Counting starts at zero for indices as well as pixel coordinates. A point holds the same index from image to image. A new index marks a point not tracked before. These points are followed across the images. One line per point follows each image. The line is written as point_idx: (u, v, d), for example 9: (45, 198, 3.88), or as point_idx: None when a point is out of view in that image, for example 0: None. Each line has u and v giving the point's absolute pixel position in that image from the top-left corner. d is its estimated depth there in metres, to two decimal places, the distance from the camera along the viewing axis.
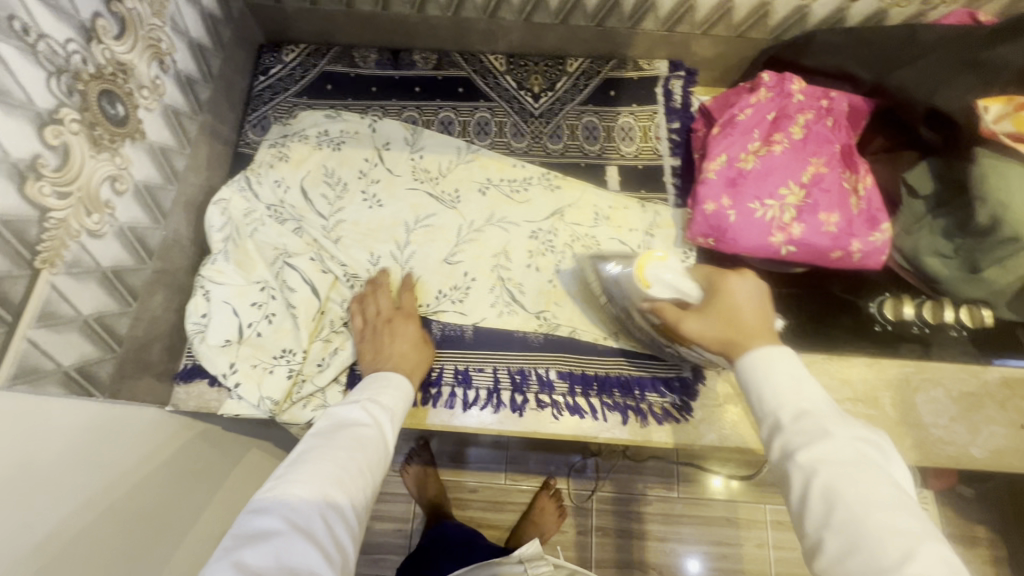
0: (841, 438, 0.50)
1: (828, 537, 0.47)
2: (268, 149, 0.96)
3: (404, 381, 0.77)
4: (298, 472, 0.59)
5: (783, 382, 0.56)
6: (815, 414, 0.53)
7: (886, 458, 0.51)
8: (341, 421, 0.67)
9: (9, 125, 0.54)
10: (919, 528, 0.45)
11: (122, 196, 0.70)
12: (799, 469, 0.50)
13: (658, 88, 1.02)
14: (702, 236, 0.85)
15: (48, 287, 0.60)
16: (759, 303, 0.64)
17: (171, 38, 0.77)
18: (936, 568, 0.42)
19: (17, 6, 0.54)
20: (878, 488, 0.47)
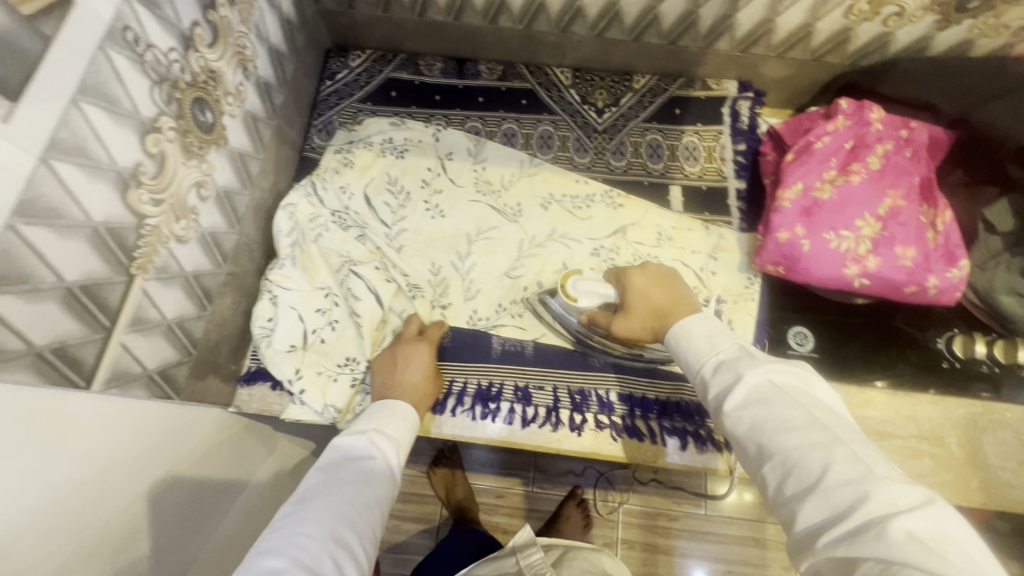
0: (753, 372, 0.57)
1: (769, 471, 0.52)
2: (334, 155, 0.96)
3: (410, 408, 0.76)
4: (305, 516, 0.56)
5: (701, 342, 0.65)
6: (728, 361, 0.61)
7: (803, 381, 0.57)
8: (347, 456, 0.66)
9: (118, 135, 0.55)
10: (833, 435, 0.50)
11: (205, 201, 0.71)
12: (731, 415, 0.57)
13: (725, 108, 1.01)
14: (772, 264, 0.83)
15: (140, 292, 0.61)
16: (656, 280, 0.78)
17: (254, 44, 0.78)
18: (852, 469, 0.47)
19: (131, 17, 0.54)
20: (792, 412, 0.53)
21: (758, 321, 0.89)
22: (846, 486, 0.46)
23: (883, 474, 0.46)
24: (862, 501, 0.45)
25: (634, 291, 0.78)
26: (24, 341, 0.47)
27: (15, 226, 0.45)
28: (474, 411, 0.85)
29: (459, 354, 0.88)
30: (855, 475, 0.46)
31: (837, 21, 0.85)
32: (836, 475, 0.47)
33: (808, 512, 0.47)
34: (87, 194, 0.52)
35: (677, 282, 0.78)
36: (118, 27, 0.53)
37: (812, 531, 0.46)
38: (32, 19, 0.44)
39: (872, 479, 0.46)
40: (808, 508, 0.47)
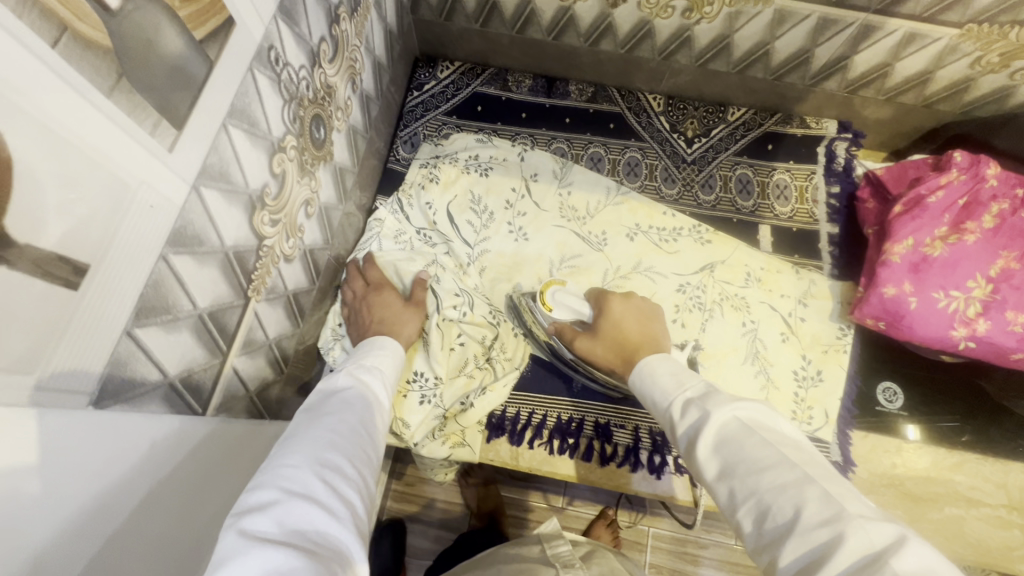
0: (719, 411, 0.55)
1: (747, 517, 0.48)
2: (419, 170, 0.94)
3: (391, 343, 0.72)
4: (286, 449, 0.50)
5: (665, 380, 0.64)
6: (695, 400, 0.58)
7: (768, 417, 0.55)
8: (327, 390, 0.60)
9: (254, 157, 0.53)
10: (802, 471, 0.47)
11: (310, 219, 0.69)
12: (703, 462, 0.54)
13: (821, 147, 0.98)
14: (872, 318, 0.81)
15: (252, 314, 0.59)
16: (632, 312, 0.77)
17: (363, 57, 0.76)
18: (826, 508, 0.44)
19: (276, 36, 0.52)
20: (763, 450, 0.50)
21: (849, 374, 0.86)
22: (822, 527, 0.43)
23: (857, 513, 0.43)
24: (840, 546, 0.41)
25: (608, 317, 0.77)
26: (160, 371, 0.46)
27: (167, 256, 0.43)
28: (552, 445, 0.83)
29: (540, 386, 0.86)
30: (829, 515, 0.43)
31: (961, 70, 0.82)
32: (810, 517, 0.44)
33: (793, 558, 0.43)
34: (222, 218, 0.50)
35: (654, 323, 0.77)
36: (265, 47, 0.51)
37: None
38: (202, 44, 0.42)
39: (847, 518, 0.43)
40: (790, 555, 0.44)
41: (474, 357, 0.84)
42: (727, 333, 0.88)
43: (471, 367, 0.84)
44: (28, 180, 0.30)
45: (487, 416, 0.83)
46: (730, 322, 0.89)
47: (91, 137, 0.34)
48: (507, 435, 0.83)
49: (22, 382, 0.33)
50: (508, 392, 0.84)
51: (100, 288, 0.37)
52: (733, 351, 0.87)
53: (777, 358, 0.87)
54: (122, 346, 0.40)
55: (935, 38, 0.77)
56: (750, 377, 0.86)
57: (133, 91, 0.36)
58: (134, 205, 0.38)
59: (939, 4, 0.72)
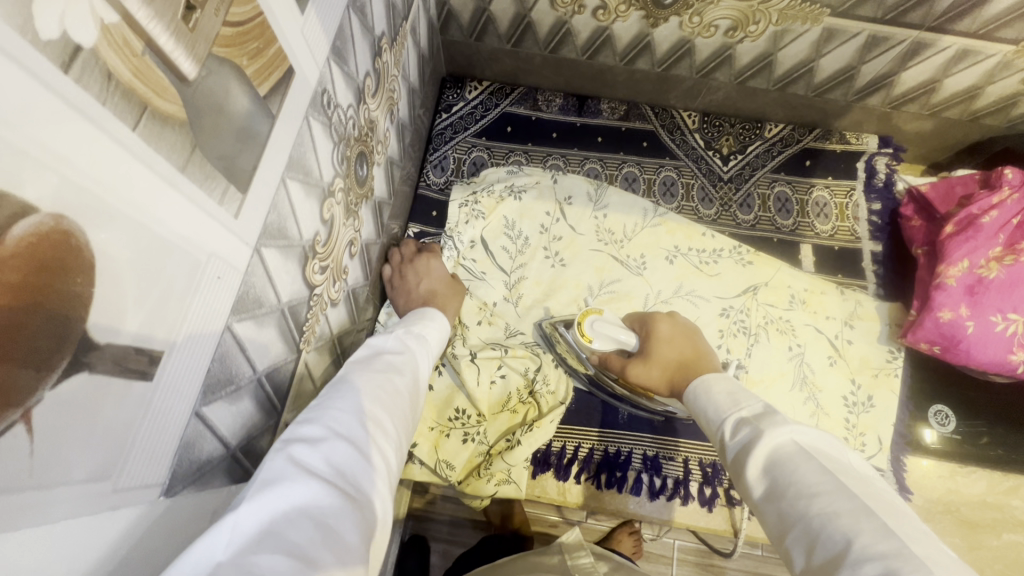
0: (774, 431, 0.48)
1: (793, 544, 0.42)
2: (461, 209, 0.89)
3: (438, 317, 0.70)
4: (337, 390, 0.48)
5: (721, 398, 0.56)
6: (751, 418, 0.51)
7: (835, 449, 0.47)
8: (375, 345, 0.57)
9: (308, 207, 0.50)
10: (863, 502, 0.41)
11: (353, 259, 0.67)
12: (750, 483, 0.47)
13: (860, 163, 0.96)
14: (926, 343, 0.79)
15: (302, 366, 0.57)
16: (681, 333, 0.72)
17: (400, 86, 0.73)
18: (885, 542, 0.37)
19: (329, 79, 0.50)
20: (821, 476, 0.43)
21: (900, 399, 0.84)
22: (877, 562, 0.36)
23: (925, 555, 0.36)
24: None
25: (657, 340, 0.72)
26: (223, 444, 0.43)
27: (231, 325, 0.41)
28: (599, 479, 0.81)
29: (584, 418, 0.84)
30: (888, 548, 0.37)
31: (1010, 86, 0.80)
32: (865, 549, 0.37)
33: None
34: (280, 277, 0.47)
35: (702, 340, 0.72)
36: (319, 92, 0.48)
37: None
38: (265, 100, 0.39)
39: (909, 556, 0.36)
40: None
41: (516, 391, 0.80)
42: (774, 358, 0.85)
43: (514, 402, 0.80)
44: (110, 278, 0.28)
45: (533, 452, 0.80)
46: (775, 346, 0.86)
47: (169, 217, 0.31)
48: (553, 470, 0.81)
49: (100, 490, 0.30)
50: (555, 428, 0.80)
51: (175, 366, 0.34)
52: (782, 377, 0.84)
53: (826, 383, 0.84)
54: (189, 428, 0.38)
55: (989, 55, 0.75)
56: (799, 404, 0.83)
57: (204, 161, 0.34)
58: (205, 277, 0.36)
59: (997, 21, 0.70)
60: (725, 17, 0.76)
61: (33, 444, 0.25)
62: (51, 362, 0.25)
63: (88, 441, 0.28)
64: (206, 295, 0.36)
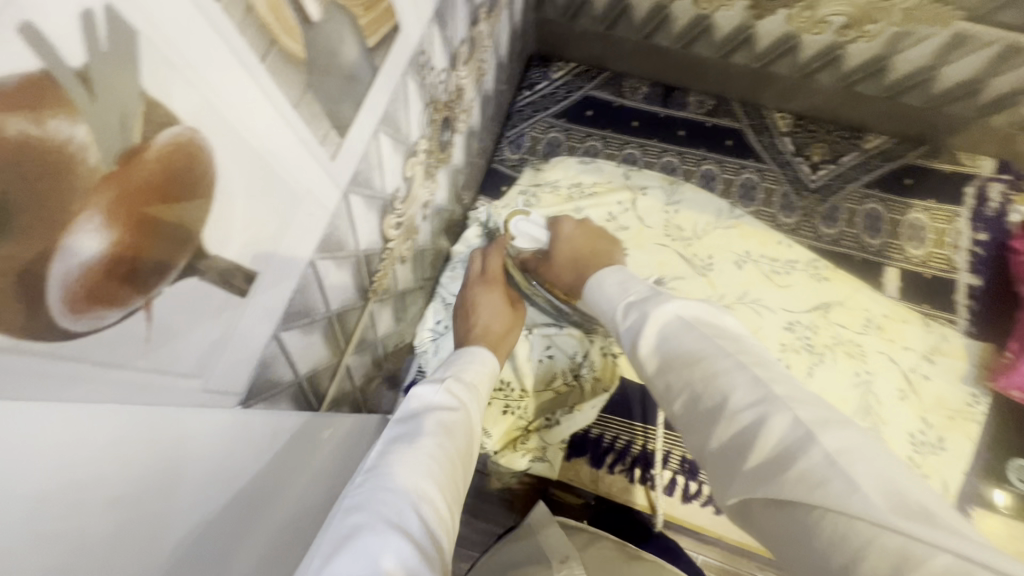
0: (658, 310, 0.52)
1: (679, 410, 0.46)
2: (518, 193, 0.91)
3: (489, 356, 0.65)
4: (383, 469, 0.44)
5: (611, 287, 0.61)
6: (636, 301, 0.56)
7: (714, 313, 0.51)
8: (425, 402, 0.54)
9: (394, 162, 0.52)
10: (735, 358, 0.45)
11: (425, 220, 0.69)
12: (644, 360, 0.51)
13: (971, 188, 0.87)
14: (1017, 389, 0.74)
15: (368, 313, 0.60)
16: (582, 232, 0.79)
17: (490, 57, 0.74)
18: (754, 392, 0.42)
19: (428, 40, 0.51)
20: (700, 342, 0.47)
21: (977, 447, 0.77)
22: (749, 409, 0.41)
23: (787, 395, 0.41)
24: (763, 427, 0.40)
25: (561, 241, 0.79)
26: (293, 371, 0.46)
27: (315, 260, 0.44)
28: (633, 474, 0.81)
29: (627, 410, 0.83)
30: (757, 398, 0.41)
31: None
32: (737, 402, 0.42)
33: (722, 442, 0.41)
34: (361, 224, 0.50)
35: (603, 238, 0.79)
36: (419, 52, 0.50)
37: (726, 462, 0.41)
38: (372, 52, 0.41)
39: (775, 400, 0.41)
40: (719, 441, 0.42)
41: (562, 372, 0.80)
42: (838, 381, 0.80)
43: (558, 381, 0.80)
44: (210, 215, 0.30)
45: (571, 435, 0.82)
46: (842, 369, 0.81)
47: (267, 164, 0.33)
48: (588, 456, 0.82)
49: (195, 383, 0.33)
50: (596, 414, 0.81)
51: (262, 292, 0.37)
52: (845, 402, 0.79)
53: (893, 416, 0.78)
54: (270, 348, 0.41)
55: None
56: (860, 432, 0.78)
57: (314, 102, 0.36)
58: (297, 214, 0.38)
59: None
60: (839, 13, 0.72)
61: (150, 324, 0.28)
62: (173, 261, 0.28)
63: (190, 339, 0.32)
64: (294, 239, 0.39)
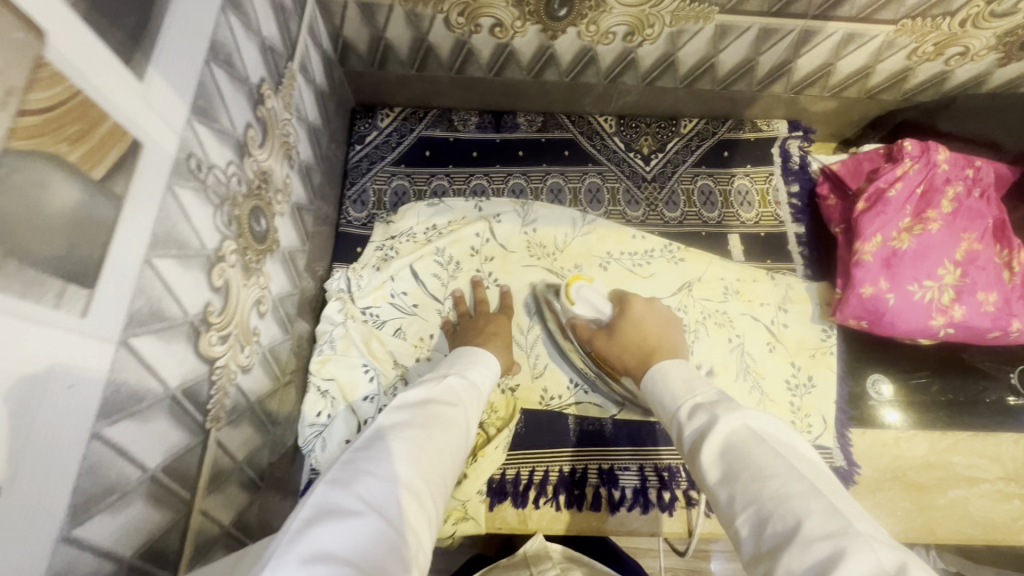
0: (729, 416, 0.50)
1: (744, 526, 0.43)
2: (374, 251, 0.87)
3: (493, 364, 0.67)
4: (381, 446, 0.46)
5: (677, 386, 0.58)
6: (707, 404, 0.53)
7: (783, 433, 0.49)
8: (425, 391, 0.55)
9: (189, 280, 0.47)
10: (811, 484, 0.42)
11: (264, 317, 0.63)
12: (705, 467, 0.48)
13: (775, 149, 0.98)
14: (854, 319, 0.80)
15: (214, 446, 0.53)
16: (650, 320, 0.74)
17: (296, 128, 0.70)
18: (831, 522, 0.38)
19: (193, 140, 0.46)
20: (772, 459, 0.45)
21: (838, 376, 0.85)
22: (824, 540, 0.37)
23: (867, 532, 0.38)
24: (840, 559, 0.36)
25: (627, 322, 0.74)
26: (114, 560, 0.39)
27: (100, 431, 0.37)
28: (558, 500, 0.80)
29: (536, 440, 0.82)
30: (834, 528, 0.38)
31: (899, 62, 0.83)
32: (813, 530, 0.38)
33: (788, 575, 0.37)
34: (164, 362, 0.43)
35: (673, 329, 0.74)
36: (183, 157, 0.45)
37: None
38: (105, 182, 0.36)
39: (854, 535, 0.37)
40: (787, 571, 0.37)
41: None
42: (715, 352, 0.85)
43: None
44: None
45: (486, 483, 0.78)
46: (716, 340, 0.86)
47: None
48: (510, 499, 0.79)
49: None
50: (504, 454, 0.78)
51: (20, 503, 0.31)
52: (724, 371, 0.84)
53: (768, 369, 0.85)
54: (58, 557, 0.34)
55: (873, 36, 0.78)
56: (745, 394, 0.83)
57: (24, 269, 0.30)
58: (49, 391, 0.32)
59: (875, 3, 0.72)
60: (621, 23, 0.76)
61: None
62: None
63: None
64: (57, 421, 0.33)
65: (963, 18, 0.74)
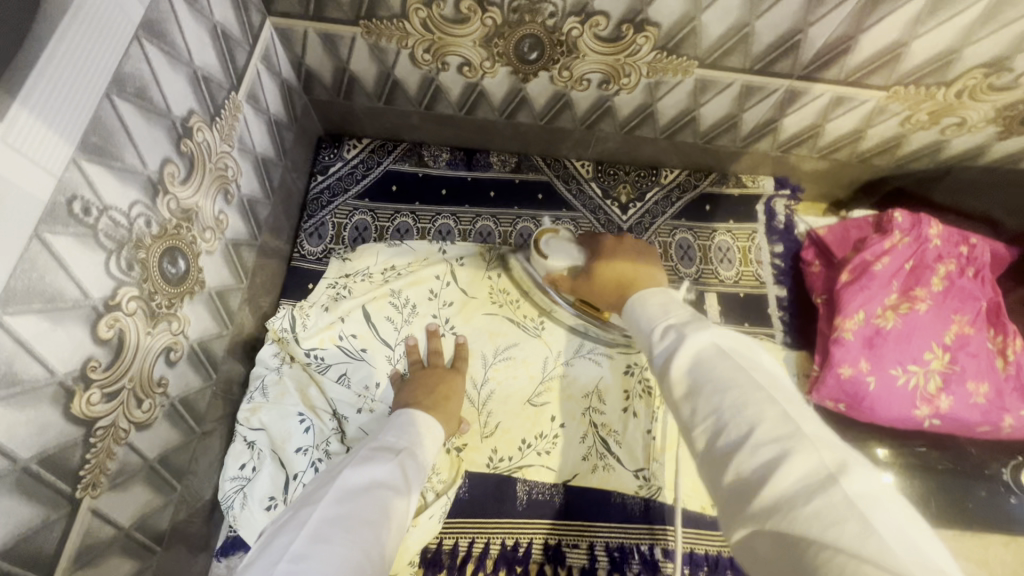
0: (696, 334, 0.44)
1: (699, 437, 0.39)
2: (325, 287, 0.82)
3: (440, 439, 0.64)
4: (317, 555, 0.42)
5: (653, 309, 0.51)
6: (677, 325, 0.47)
7: (753, 350, 0.43)
8: (367, 474, 0.51)
9: (60, 338, 0.42)
10: (769, 393, 0.38)
11: (176, 364, 0.58)
12: (669, 386, 0.43)
13: (759, 206, 0.93)
14: (831, 400, 0.74)
15: (89, 515, 0.48)
16: (620, 250, 0.72)
17: (238, 160, 0.66)
18: (781, 425, 0.35)
19: (80, 183, 0.42)
20: (737, 372, 0.39)
21: None
22: (771, 444, 0.34)
23: (818, 435, 0.34)
24: (781, 463, 0.33)
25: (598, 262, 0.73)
26: None
27: None
28: None
29: (479, 508, 0.76)
30: (784, 432, 0.34)
31: (891, 128, 0.78)
32: (763, 435, 0.35)
33: (738, 477, 0.34)
34: (12, 433, 0.39)
35: (647, 258, 0.72)
36: (62, 201, 0.40)
37: (738, 501, 0.33)
38: None
39: (804, 438, 0.34)
40: (736, 473, 0.34)
41: None
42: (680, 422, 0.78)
43: None
44: None
45: (419, 552, 0.72)
46: None
47: None
48: (445, 572, 0.73)
49: None
50: (440, 523, 0.72)
51: None
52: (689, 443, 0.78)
53: None
54: None
55: (863, 101, 0.73)
56: None
57: None
58: None
59: (865, 68, 0.67)
60: (594, 71, 0.72)
61: None
62: None
63: None
64: None
65: (958, 90, 0.69)
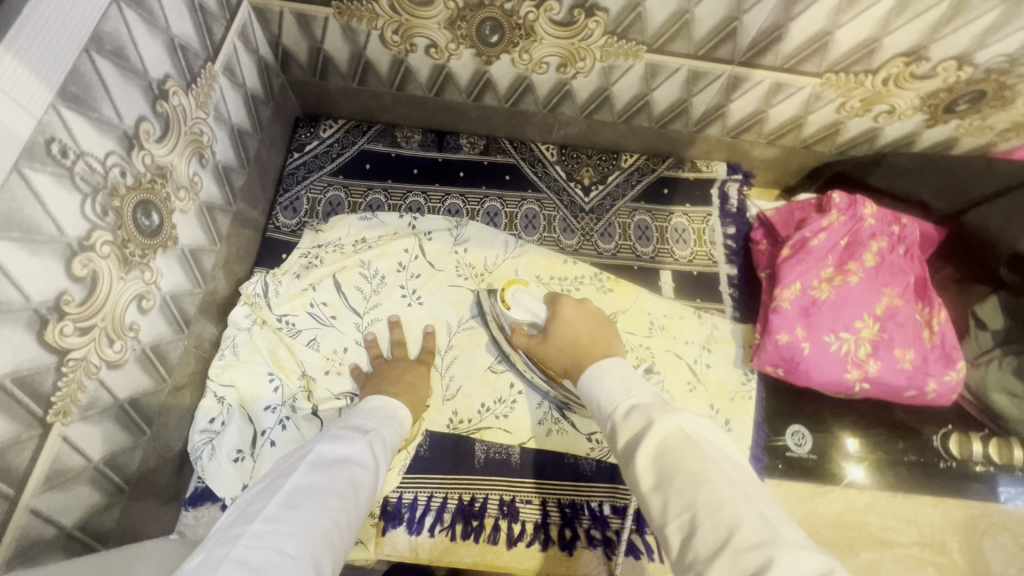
0: (664, 419, 0.47)
1: (673, 533, 0.42)
2: (297, 257, 0.86)
3: (407, 420, 0.68)
4: (291, 522, 0.44)
5: (612, 386, 0.55)
6: (642, 405, 0.50)
7: (710, 430, 0.48)
8: (340, 453, 0.54)
9: (36, 267, 0.46)
10: (744, 491, 0.41)
11: (147, 313, 0.62)
12: (643, 485, 0.45)
13: (713, 190, 0.98)
14: (771, 365, 0.79)
15: (59, 442, 0.51)
16: (584, 314, 0.72)
17: (213, 128, 0.70)
18: (759, 531, 0.38)
19: (58, 126, 0.46)
20: (704, 463, 0.43)
21: (755, 422, 0.83)
22: (753, 551, 0.36)
23: (792, 540, 0.38)
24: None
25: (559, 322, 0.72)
26: None
27: None
28: (455, 530, 0.76)
29: (435, 466, 0.79)
30: (763, 538, 0.37)
31: (829, 115, 0.84)
32: (743, 539, 0.37)
33: None
34: None
35: (608, 325, 0.72)
36: (40, 141, 0.44)
37: None
38: None
39: (782, 545, 0.37)
40: None
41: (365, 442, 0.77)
42: None
43: None
44: None
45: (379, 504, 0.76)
46: None
47: None
48: (404, 525, 0.76)
49: None
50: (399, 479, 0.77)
51: None
52: None
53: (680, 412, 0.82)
54: None
55: (800, 87, 0.79)
56: None
57: None
58: None
59: (798, 55, 0.73)
60: (552, 54, 0.78)
61: None
62: None
63: None
64: None
65: (885, 77, 0.75)
